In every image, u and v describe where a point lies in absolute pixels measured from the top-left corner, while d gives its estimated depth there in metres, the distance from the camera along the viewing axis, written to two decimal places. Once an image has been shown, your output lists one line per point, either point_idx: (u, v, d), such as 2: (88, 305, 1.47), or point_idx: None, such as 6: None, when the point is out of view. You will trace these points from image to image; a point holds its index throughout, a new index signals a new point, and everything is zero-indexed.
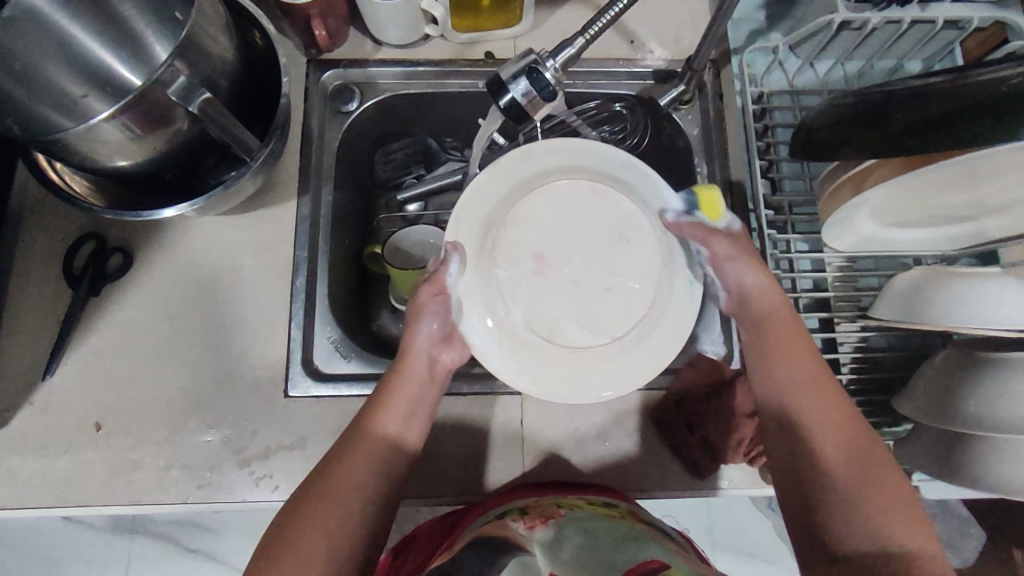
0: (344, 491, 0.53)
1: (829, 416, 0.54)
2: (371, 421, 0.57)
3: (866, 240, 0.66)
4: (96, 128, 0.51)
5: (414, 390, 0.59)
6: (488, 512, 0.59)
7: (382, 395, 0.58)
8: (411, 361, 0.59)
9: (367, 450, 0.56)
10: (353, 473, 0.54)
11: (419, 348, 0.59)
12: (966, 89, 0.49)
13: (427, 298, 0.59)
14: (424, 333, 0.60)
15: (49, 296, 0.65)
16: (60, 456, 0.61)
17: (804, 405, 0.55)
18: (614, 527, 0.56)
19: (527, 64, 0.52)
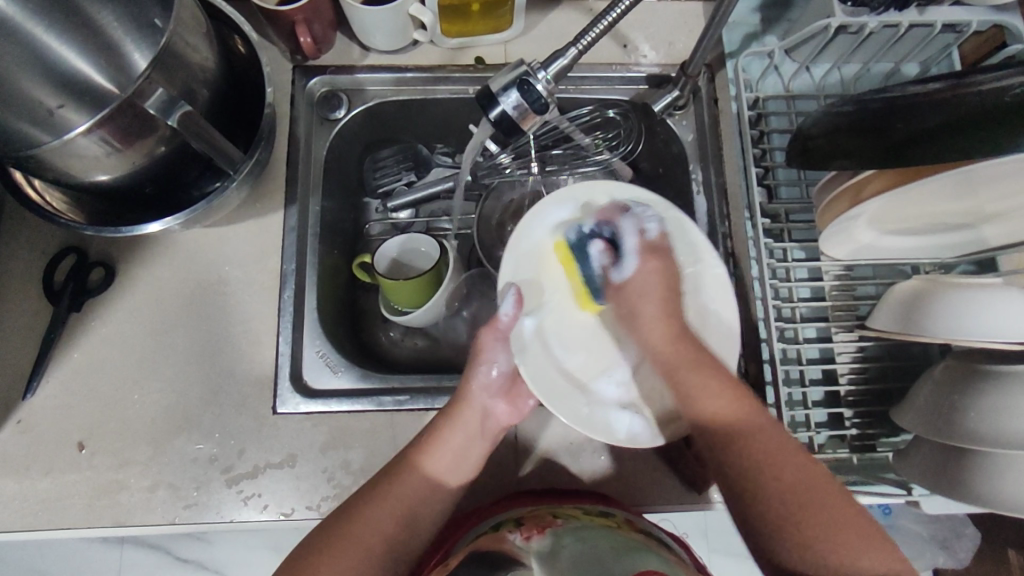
0: (365, 538, 0.54)
1: (754, 444, 0.50)
2: (412, 467, 0.57)
3: (864, 248, 0.65)
4: (72, 143, 0.48)
5: (466, 440, 0.58)
6: (484, 524, 0.58)
7: (432, 435, 0.58)
8: (465, 417, 0.58)
9: (402, 497, 0.56)
10: (386, 514, 0.54)
11: (475, 400, 0.59)
12: (967, 98, 0.48)
13: (489, 342, 0.59)
14: (482, 381, 0.59)
15: (28, 313, 0.63)
16: (42, 478, 0.59)
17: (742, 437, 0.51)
18: (613, 536, 0.55)
19: (517, 75, 0.51)
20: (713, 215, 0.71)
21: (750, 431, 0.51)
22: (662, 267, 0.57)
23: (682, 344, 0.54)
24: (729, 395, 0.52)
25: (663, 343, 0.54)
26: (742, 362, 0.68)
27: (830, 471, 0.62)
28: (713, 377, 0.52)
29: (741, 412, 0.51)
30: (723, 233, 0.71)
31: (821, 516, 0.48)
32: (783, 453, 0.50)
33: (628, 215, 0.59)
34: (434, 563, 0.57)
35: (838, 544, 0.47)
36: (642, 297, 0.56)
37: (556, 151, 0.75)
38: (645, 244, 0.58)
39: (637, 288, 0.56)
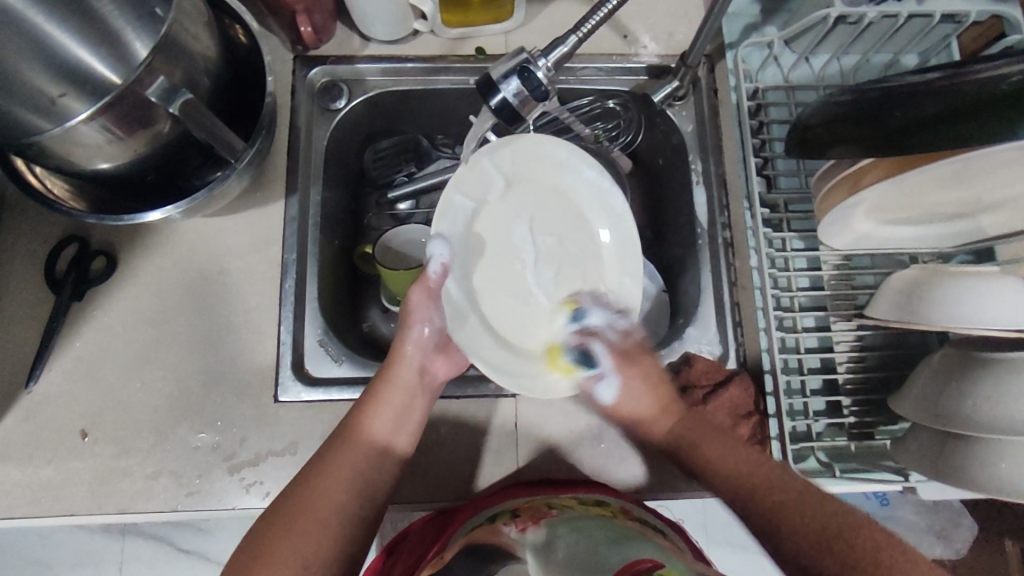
0: (320, 504, 0.52)
1: (738, 458, 0.56)
2: (365, 423, 0.57)
3: (863, 238, 0.65)
4: (73, 130, 0.49)
5: (409, 393, 0.60)
6: (479, 515, 0.58)
7: (371, 399, 0.58)
8: (401, 373, 0.60)
9: (361, 452, 0.56)
10: (339, 479, 0.54)
11: (410, 358, 0.60)
12: (965, 87, 0.48)
13: (417, 303, 0.60)
14: (415, 341, 0.61)
15: (30, 302, 0.63)
16: (45, 465, 0.60)
17: (698, 441, 0.59)
18: (607, 526, 0.55)
19: (518, 63, 0.51)
20: (712, 207, 0.71)
21: (736, 453, 0.57)
22: (640, 376, 0.61)
23: (668, 409, 0.61)
24: (686, 433, 0.60)
25: (660, 421, 0.61)
26: (741, 351, 0.68)
27: (828, 459, 0.62)
28: (646, 382, 0.61)
29: (708, 432, 0.59)
30: (722, 223, 0.71)
31: (807, 514, 0.51)
32: (762, 471, 0.55)
33: (597, 342, 0.62)
34: (428, 554, 0.56)
35: (795, 518, 0.51)
36: (641, 412, 0.61)
37: (556, 141, 0.76)
38: (617, 357, 0.62)
39: (629, 407, 0.61)
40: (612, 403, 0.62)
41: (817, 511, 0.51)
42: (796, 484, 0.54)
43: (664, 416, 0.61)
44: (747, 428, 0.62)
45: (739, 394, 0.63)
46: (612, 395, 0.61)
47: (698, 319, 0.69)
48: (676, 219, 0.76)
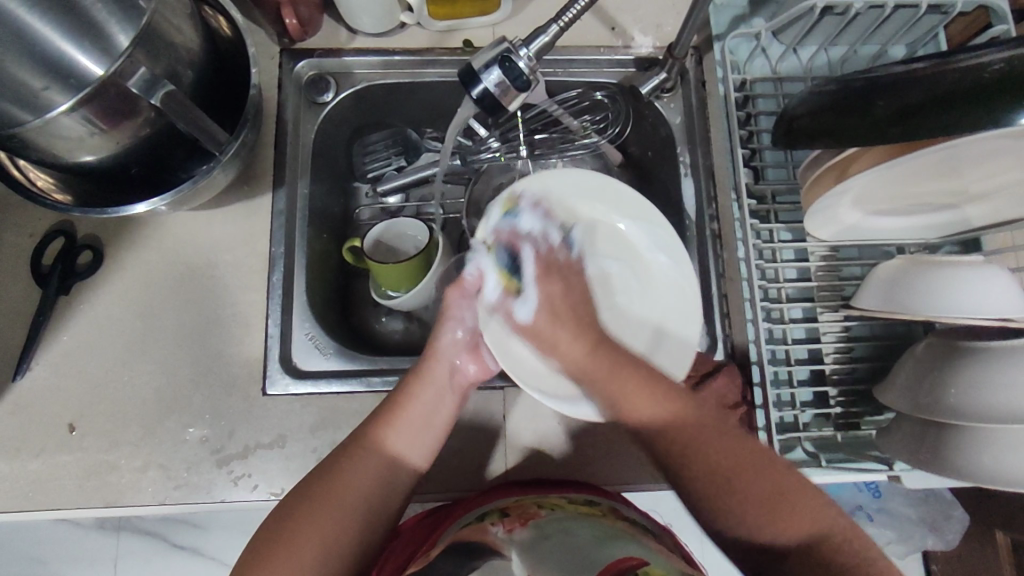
0: (341, 501, 0.55)
1: (667, 411, 0.52)
2: (389, 422, 0.58)
3: (850, 229, 0.66)
4: (54, 122, 0.49)
5: (437, 399, 0.60)
6: (469, 514, 0.59)
7: (400, 397, 0.59)
8: (434, 374, 0.60)
9: (380, 454, 0.57)
10: (361, 481, 0.56)
11: (443, 356, 0.61)
12: (947, 76, 0.48)
13: (455, 300, 0.61)
14: (449, 340, 0.61)
15: (18, 296, 0.63)
16: (33, 459, 0.60)
17: (664, 420, 0.52)
18: (594, 525, 0.56)
19: (499, 53, 0.51)
20: (699, 198, 0.71)
21: (654, 400, 0.52)
22: (561, 291, 0.56)
23: (581, 335, 0.53)
24: (600, 359, 0.53)
25: (576, 346, 0.53)
26: (728, 342, 0.69)
27: (815, 449, 0.62)
28: (612, 356, 0.53)
29: (636, 371, 0.53)
30: (710, 215, 0.71)
31: (748, 493, 0.51)
32: (739, 449, 0.52)
33: (528, 238, 0.60)
34: (415, 553, 0.56)
35: (742, 500, 0.51)
36: (557, 333, 0.54)
37: (546, 134, 0.76)
38: (540, 267, 0.57)
39: (547, 329, 0.54)
40: (540, 319, 0.54)
41: (753, 484, 0.51)
42: (761, 498, 0.51)
43: (582, 345, 0.53)
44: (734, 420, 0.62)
45: (727, 384, 0.64)
46: (529, 312, 0.55)
47: None
48: (664, 212, 0.76)
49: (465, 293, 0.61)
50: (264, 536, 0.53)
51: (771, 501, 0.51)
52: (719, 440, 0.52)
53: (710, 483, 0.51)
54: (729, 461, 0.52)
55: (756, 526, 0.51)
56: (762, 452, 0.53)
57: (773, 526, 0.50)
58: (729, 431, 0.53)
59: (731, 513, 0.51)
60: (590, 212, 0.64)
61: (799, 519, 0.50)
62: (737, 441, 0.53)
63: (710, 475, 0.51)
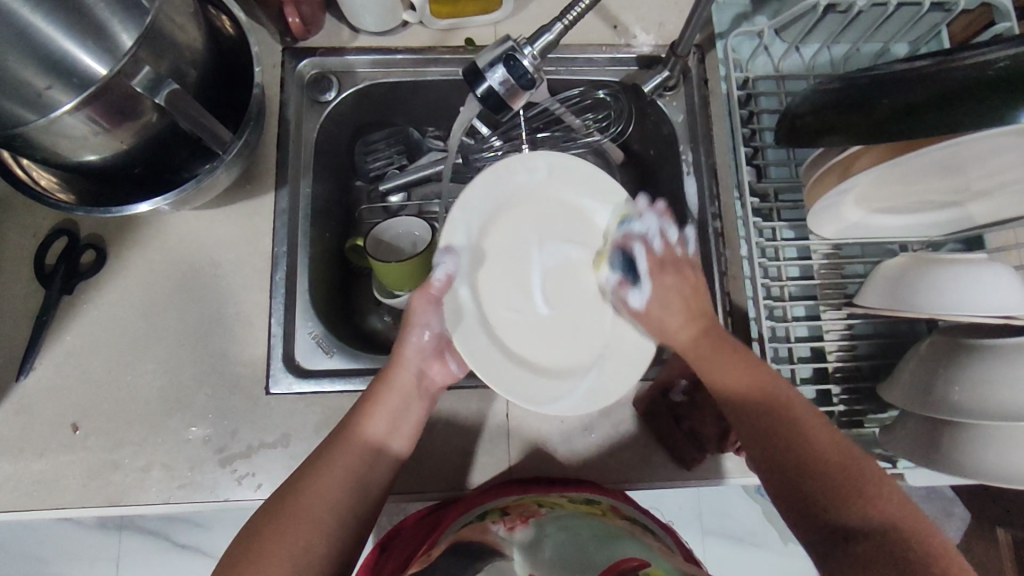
0: (317, 506, 0.51)
1: (737, 386, 0.53)
2: (360, 424, 0.55)
3: (852, 227, 0.66)
4: (58, 122, 0.48)
5: (408, 403, 0.58)
6: (470, 513, 0.59)
7: (371, 400, 0.56)
8: (402, 377, 0.57)
9: (354, 459, 0.54)
10: (336, 485, 0.52)
11: (410, 361, 0.57)
12: (952, 74, 0.48)
13: (420, 306, 0.57)
14: (414, 345, 0.58)
15: (21, 295, 0.63)
16: (37, 458, 0.60)
17: (705, 360, 0.55)
18: (594, 524, 0.56)
19: (504, 51, 0.51)
20: (702, 197, 0.71)
21: (732, 367, 0.53)
22: (674, 285, 0.57)
23: (689, 321, 0.56)
24: (705, 347, 0.55)
25: (684, 328, 0.56)
26: (731, 341, 0.69)
27: None
28: (675, 294, 0.57)
29: (704, 347, 0.55)
30: (713, 213, 0.71)
31: (805, 462, 0.49)
32: (810, 430, 0.51)
33: (638, 241, 0.60)
34: (418, 551, 0.57)
35: (834, 488, 0.48)
36: (665, 313, 0.57)
37: (548, 133, 0.76)
38: (653, 262, 0.58)
39: (656, 314, 0.57)
40: (647, 305, 0.57)
41: (813, 443, 0.50)
42: (813, 444, 0.50)
43: (688, 329, 0.56)
44: None
45: None
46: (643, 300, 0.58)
47: None
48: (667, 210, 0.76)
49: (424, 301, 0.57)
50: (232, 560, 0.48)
51: (847, 482, 0.48)
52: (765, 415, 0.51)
53: (791, 464, 0.50)
54: (783, 445, 0.50)
55: (839, 510, 0.48)
56: (819, 422, 0.51)
57: (850, 505, 0.47)
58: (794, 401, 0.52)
59: (814, 486, 0.49)
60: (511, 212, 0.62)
61: (871, 497, 0.48)
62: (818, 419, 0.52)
63: (777, 447, 0.50)
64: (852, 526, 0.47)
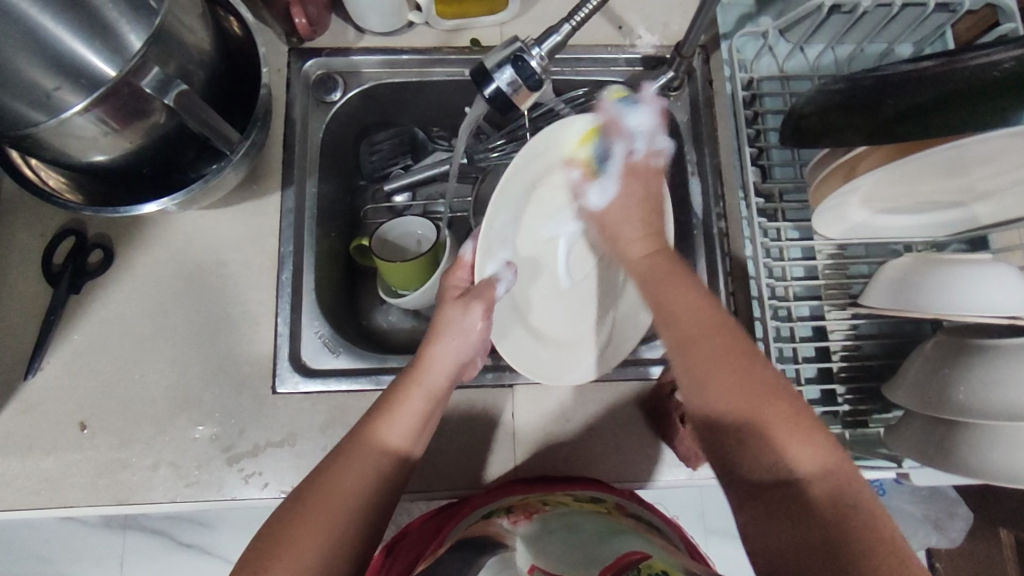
0: (337, 499, 0.49)
1: (681, 309, 0.50)
2: (382, 423, 0.53)
3: (857, 227, 0.66)
4: (68, 121, 0.49)
5: (432, 392, 0.56)
6: (476, 511, 0.59)
7: (391, 402, 0.54)
8: (429, 372, 0.56)
9: (376, 454, 0.52)
10: (356, 481, 0.50)
11: (444, 361, 0.56)
12: (957, 75, 0.48)
13: (456, 312, 0.57)
14: (448, 348, 0.56)
15: (28, 295, 0.63)
16: (45, 457, 0.60)
17: (659, 294, 0.52)
18: (599, 521, 0.56)
19: (512, 52, 0.51)
20: (707, 195, 0.72)
21: (676, 284, 0.52)
22: (638, 193, 0.60)
23: (649, 239, 0.58)
24: (655, 261, 0.55)
25: (639, 243, 0.58)
26: None
27: None
28: (637, 220, 0.59)
29: (659, 267, 0.55)
30: (718, 214, 0.71)
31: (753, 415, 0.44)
32: (748, 385, 0.45)
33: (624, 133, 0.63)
34: (426, 551, 0.57)
35: (743, 439, 0.45)
36: (624, 227, 0.59)
37: (552, 132, 0.74)
38: (627, 166, 0.61)
39: (610, 216, 0.60)
40: (603, 219, 0.61)
41: (777, 413, 0.44)
42: (743, 388, 0.46)
43: (643, 245, 0.57)
44: None
45: None
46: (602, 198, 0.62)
47: None
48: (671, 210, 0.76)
49: (465, 305, 0.57)
50: (257, 552, 0.46)
51: (760, 423, 0.44)
52: (722, 371, 0.47)
53: (733, 419, 0.45)
54: (740, 404, 0.45)
55: (746, 449, 0.45)
56: (781, 394, 0.45)
57: (766, 462, 0.44)
58: (725, 329, 0.49)
59: (740, 441, 0.45)
60: (540, 198, 0.66)
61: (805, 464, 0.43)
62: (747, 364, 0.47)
63: (722, 406, 0.46)
64: (784, 475, 0.43)
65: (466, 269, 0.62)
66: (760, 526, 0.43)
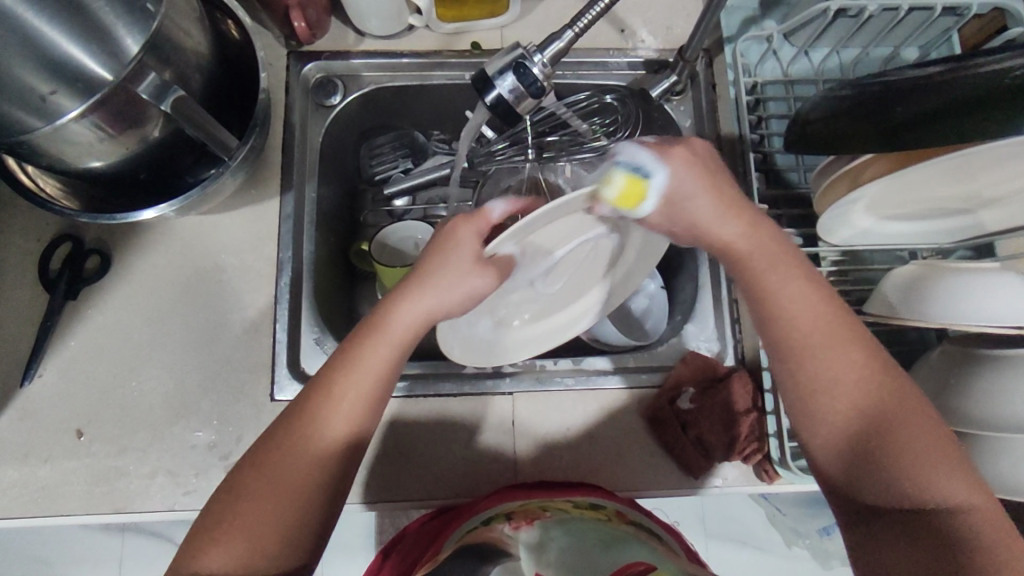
0: (271, 484, 0.47)
1: (810, 321, 0.51)
2: (326, 398, 0.49)
3: (862, 234, 0.65)
4: (64, 128, 0.48)
5: (387, 359, 0.50)
6: (474, 518, 0.58)
7: (347, 363, 0.49)
8: (384, 343, 0.50)
9: (315, 429, 0.48)
10: (290, 463, 0.48)
11: (412, 318, 0.50)
12: (965, 83, 0.47)
13: (458, 269, 0.51)
14: (406, 308, 0.50)
15: (24, 301, 0.63)
16: (42, 465, 0.60)
17: (756, 276, 0.52)
18: (600, 529, 0.54)
19: (513, 58, 0.50)
20: None
21: (786, 279, 0.51)
22: (699, 167, 0.51)
23: (740, 214, 0.52)
24: (758, 240, 0.52)
25: (733, 223, 0.52)
26: (738, 348, 0.68)
27: None
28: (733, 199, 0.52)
29: (770, 250, 0.52)
30: None
31: (898, 424, 0.49)
32: (867, 398, 0.50)
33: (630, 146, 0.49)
34: (422, 558, 0.56)
35: (903, 449, 0.49)
36: (704, 202, 0.51)
37: (554, 137, 0.73)
38: (654, 147, 0.51)
39: (679, 195, 0.50)
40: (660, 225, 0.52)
41: (916, 438, 0.48)
42: (862, 401, 0.50)
43: (739, 221, 0.52)
44: (745, 425, 0.62)
45: (738, 390, 0.63)
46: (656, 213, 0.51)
47: (696, 316, 0.69)
48: None
49: (478, 260, 0.52)
50: (205, 523, 0.48)
51: (898, 455, 0.49)
52: (862, 388, 0.50)
53: (868, 437, 0.50)
54: (876, 417, 0.50)
55: (894, 468, 0.49)
56: (900, 395, 0.50)
57: (900, 468, 0.49)
58: (879, 371, 0.50)
59: (854, 454, 0.50)
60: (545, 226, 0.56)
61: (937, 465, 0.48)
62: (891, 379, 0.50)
63: (875, 428, 0.49)
64: (914, 496, 0.48)
65: (486, 222, 0.53)
66: (869, 544, 0.49)
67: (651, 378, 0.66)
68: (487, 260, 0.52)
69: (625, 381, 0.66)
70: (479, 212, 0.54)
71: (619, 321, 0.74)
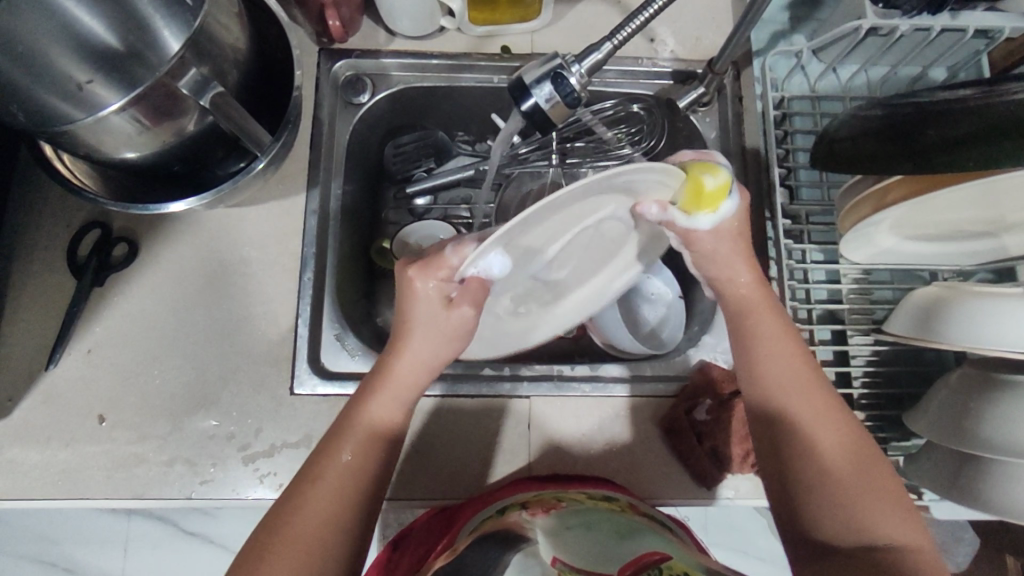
0: (328, 491, 0.48)
1: (777, 352, 0.54)
2: (365, 403, 0.52)
3: (884, 252, 0.66)
4: (105, 120, 0.50)
5: (409, 382, 0.52)
6: (489, 508, 0.57)
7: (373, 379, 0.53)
8: (402, 360, 0.52)
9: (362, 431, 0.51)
10: (336, 471, 0.49)
11: (417, 347, 0.52)
12: (995, 108, 0.48)
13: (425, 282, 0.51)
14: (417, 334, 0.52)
15: (52, 286, 0.64)
16: (63, 448, 0.60)
17: (742, 317, 0.56)
18: (615, 519, 0.55)
19: (551, 68, 0.53)
20: None
21: (770, 328, 0.55)
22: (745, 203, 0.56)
23: (751, 259, 0.57)
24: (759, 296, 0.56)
25: (745, 271, 0.56)
26: None
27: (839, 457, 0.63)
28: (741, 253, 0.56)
29: (762, 305, 0.56)
30: None
31: (859, 477, 0.49)
32: (845, 446, 0.50)
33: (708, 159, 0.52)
34: (437, 545, 0.56)
35: (865, 498, 0.48)
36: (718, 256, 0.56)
37: (577, 143, 0.75)
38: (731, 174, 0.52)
39: (715, 245, 0.55)
40: (704, 250, 0.55)
41: (875, 487, 0.49)
42: (838, 446, 0.50)
43: (750, 271, 0.56)
44: None
45: None
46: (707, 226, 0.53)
47: (713, 327, 0.69)
48: None
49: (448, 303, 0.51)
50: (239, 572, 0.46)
51: (853, 499, 0.48)
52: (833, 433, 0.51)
53: (826, 476, 0.49)
54: (839, 460, 0.50)
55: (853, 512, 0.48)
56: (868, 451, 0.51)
57: (873, 517, 0.48)
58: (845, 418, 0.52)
59: (818, 490, 0.49)
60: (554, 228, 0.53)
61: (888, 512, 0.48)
62: (841, 413, 0.52)
63: (849, 470, 0.49)
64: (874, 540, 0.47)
65: (447, 266, 0.50)
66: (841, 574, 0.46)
67: (668, 387, 0.66)
68: (456, 296, 0.51)
69: (642, 388, 0.66)
70: (436, 258, 0.50)
71: (634, 329, 0.75)
